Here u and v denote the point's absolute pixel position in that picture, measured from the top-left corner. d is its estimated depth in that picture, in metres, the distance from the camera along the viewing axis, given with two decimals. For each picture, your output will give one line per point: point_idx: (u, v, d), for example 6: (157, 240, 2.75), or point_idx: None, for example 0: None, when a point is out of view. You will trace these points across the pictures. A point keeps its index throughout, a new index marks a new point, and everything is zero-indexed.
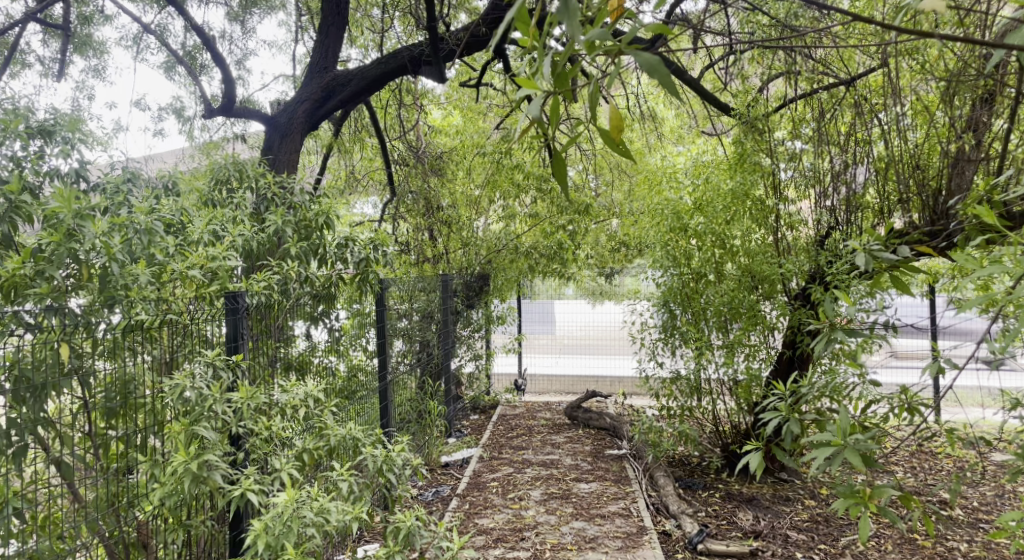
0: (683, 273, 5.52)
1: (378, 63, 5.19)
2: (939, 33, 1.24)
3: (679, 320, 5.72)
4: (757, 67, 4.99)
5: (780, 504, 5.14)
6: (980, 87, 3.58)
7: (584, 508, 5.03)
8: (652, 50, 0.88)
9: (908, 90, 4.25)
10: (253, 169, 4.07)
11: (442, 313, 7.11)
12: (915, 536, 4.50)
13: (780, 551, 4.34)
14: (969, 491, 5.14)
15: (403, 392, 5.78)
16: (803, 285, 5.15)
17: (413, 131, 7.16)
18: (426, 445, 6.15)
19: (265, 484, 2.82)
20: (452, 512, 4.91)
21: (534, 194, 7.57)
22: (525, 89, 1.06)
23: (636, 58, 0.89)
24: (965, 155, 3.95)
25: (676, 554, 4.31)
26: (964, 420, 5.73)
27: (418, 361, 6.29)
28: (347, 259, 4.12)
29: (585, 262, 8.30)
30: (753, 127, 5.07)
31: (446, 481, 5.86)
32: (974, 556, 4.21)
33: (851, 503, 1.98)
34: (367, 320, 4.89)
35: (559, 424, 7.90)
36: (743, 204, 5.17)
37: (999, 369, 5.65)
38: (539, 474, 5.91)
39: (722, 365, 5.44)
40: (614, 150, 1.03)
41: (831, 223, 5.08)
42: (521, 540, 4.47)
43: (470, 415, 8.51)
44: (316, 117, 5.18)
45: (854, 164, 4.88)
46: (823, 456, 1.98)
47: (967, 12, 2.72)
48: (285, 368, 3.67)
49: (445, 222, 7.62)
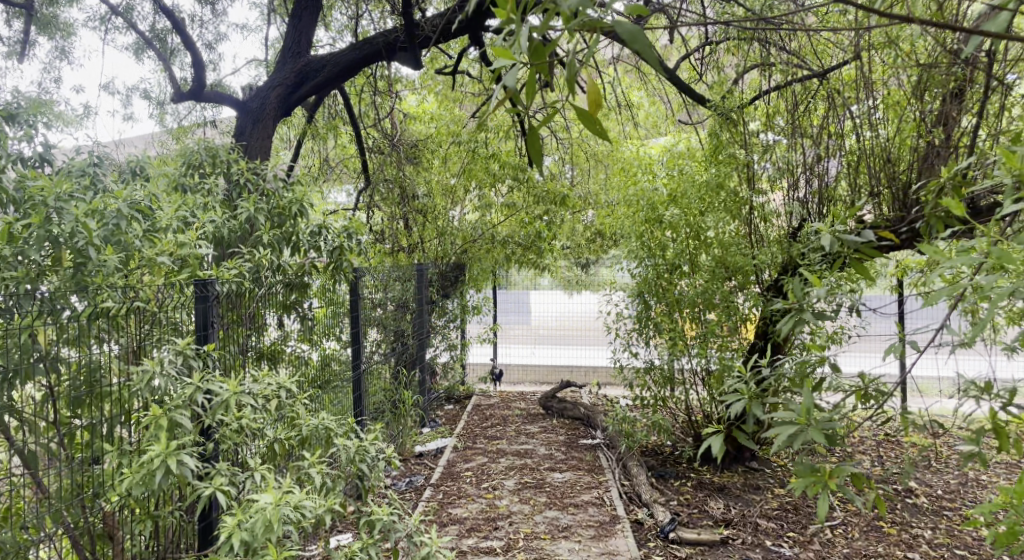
0: (658, 264, 5.51)
1: (352, 49, 5.08)
2: (920, 20, 1.29)
3: (653, 311, 5.70)
4: (732, 57, 5.04)
5: (750, 492, 5.23)
6: (951, 82, 3.75)
7: (558, 497, 5.06)
8: (634, 20, 0.89)
9: (881, 84, 4.33)
10: (226, 154, 4.02)
11: (417, 302, 7.08)
12: (882, 523, 4.60)
13: (750, 540, 4.41)
14: (934, 480, 5.27)
15: (378, 382, 5.72)
16: (775, 277, 5.23)
17: (388, 118, 7.09)
18: (399, 434, 6.15)
19: (235, 478, 2.76)
20: (426, 503, 4.90)
21: (510, 184, 7.60)
22: (502, 60, 1.06)
23: (616, 28, 0.90)
24: (936, 149, 4.04)
25: (648, 542, 4.36)
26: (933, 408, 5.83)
27: (393, 350, 6.26)
28: (321, 246, 4.10)
29: (560, 252, 8.28)
30: (728, 118, 5.06)
31: (420, 471, 5.85)
32: (938, 544, 4.32)
33: (811, 482, 1.99)
34: (341, 309, 4.84)
35: (533, 414, 7.92)
36: (717, 196, 5.24)
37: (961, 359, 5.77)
38: (513, 464, 5.94)
39: (695, 355, 5.51)
40: (591, 131, 1.01)
41: (803, 215, 5.14)
42: (494, 529, 4.48)
43: (445, 405, 8.49)
44: (289, 103, 5.08)
45: (827, 157, 4.93)
46: (788, 434, 1.92)
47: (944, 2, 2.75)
48: (257, 357, 3.61)
49: (420, 211, 7.57)
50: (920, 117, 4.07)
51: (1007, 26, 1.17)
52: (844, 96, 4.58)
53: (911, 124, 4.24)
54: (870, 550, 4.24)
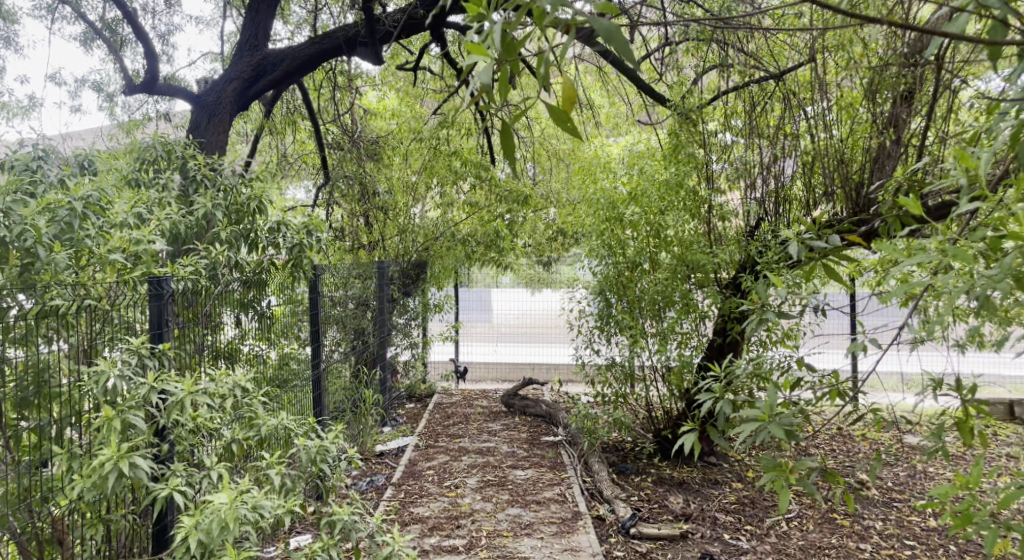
0: (619, 262, 5.56)
1: (310, 44, 5.00)
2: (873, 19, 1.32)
3: (614, 308, 5.77)
4: (691, 58, 5.13)
5: (709, 487, 5.32)
6: (901, 85, 3.90)
7: (520, 495, 5.07)
8: (611, 16, 0.90)
9: (834, 85, 4.50)
10: (181, 149, 3.89)
11: (377, 300, 7.02)
12: (835, 515, 4.73)
13: (708, 534, 4.49)
14: (884, 472, 5.44)
15: (338, 380, 5.63)
16: (734, 274, 5.33)
17: (348, 113, 6.98)
18: (360, 433, 6.07)
19: (193, 479, 2.69)
20: (387, 502, 4.86)
21: (472, 182, 7.57)
22: (474, 56, 1.06)
23: (593, 25, 0.92)
24: (887, 150, 4.23)
25: (609, 538, 4.40)
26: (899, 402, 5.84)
27: (354, 348, 6.17)
28: (280, 243, 4.04)
29: (522, 250, 8.27)
30: (687, 118, 5.13)
31: (381, 471, 5.79)
32: (888, 534, 4.46)
33: (773, 475, 2.04)
34: (299, 308, 4.74)
35: (495, 412, 7.92)
36: (677, 195, 5.27)
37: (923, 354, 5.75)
38: (475, 462, 5.93)
39: (655, 352, 5.58)
40: (564, 129, 1.01)
41: (760, 214, 5.24)
42: (457, 527, 4.47)
43: (406, 403, 8.43)
44: (246, 97, 4.96)
45: (783, 157, 5.03)
46: (750, 430, 1.96)
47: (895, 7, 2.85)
48: (214, 356, 3.51)
49: (381, 208, 7.46)
50: (872, 119, 4.25)
51: (967, 27, 1.20)
52: (799, 97, 4.70)
53: (864, 125, 4.37)
54: (824, 542, 4.36)
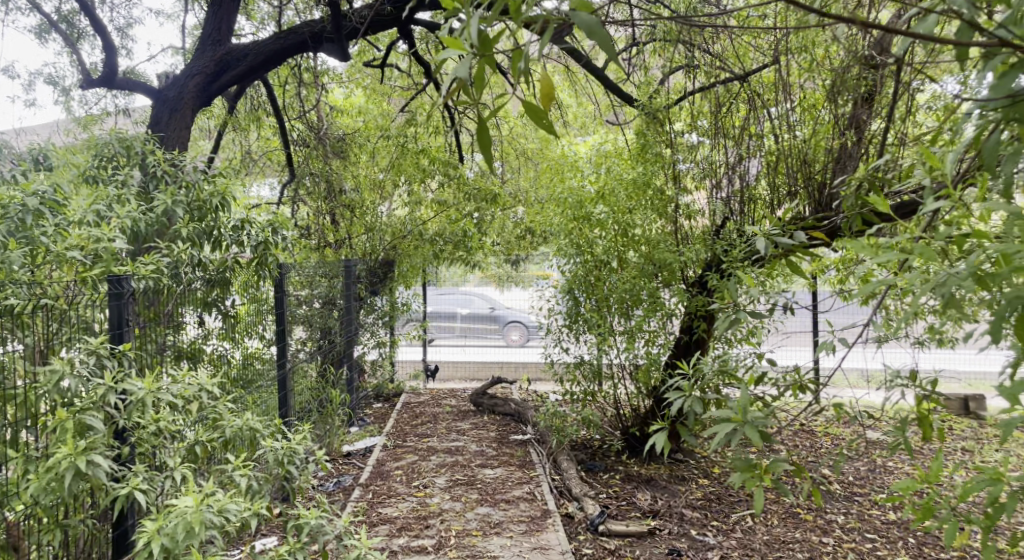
0: (587, 260, 5.62)
1: (275, 39, 4.90)
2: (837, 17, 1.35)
3: (582, 307, 5.81)
4: (658, 59, 5.19)
5: (676, 483, 5.39)
6: (862, 87, 4.00)
7: (489, 494, 5.07)
8: (593, 14, 0.95)
9: (796, 87, 4.59)
10: (141, 145, 3.78)
11: (344, 299, 6.94)
12: (799, 510, 4.83)
13: (675, 530, 4.55)
14: (845, 467, 5.58)
15: (304, 381, 5.55)
16: (700, 273, 5.37)
17: (313, 110, 6.88)
18: (327, 433, 5.98)
19: (155, 481, 2.62)
20: (355, 503, 4.80)
21: (440, 180, 7.53)
22: (450, 51, 1.06)
23: (576, 20, 0.96)
24: (847, 151, 4.32)
25: (578, 536, 4.43)
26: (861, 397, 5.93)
27: (320, 348, 6.08)
28: (244, 242, 3.95)
29: (491, 249, 8.24)
30: (654, 118, 5.18)
31: (349, 471, 5.73)
32: (850, 528, 4.58)
33: (747, 476, 2.06)
34: (264, 306, 4.65)
35: (463, 411, 7.90)
36: (644, 194, 5.36)
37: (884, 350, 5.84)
38: (444, 461, 5.90)
39: (623, 350, 5.62)
40: (538, 125, 1.00)
41: (726, 213, 5.27)
42: (426, 527, 4.44)
43: (374, 403, 8.34)
44: (208, 93, 4.84)
45: (747, 157, 5.09)
46: (724, 432, 1.97)
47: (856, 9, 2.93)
48: (176, 357, 3.42)
49: (348, 206, 7.36)
50: (833, 120, 4.34)
51: (934, 27, 1.23)
52: (763, 98, 4.78)
53: (826, 126, 4.45)
54: (788, 536, 4.45)
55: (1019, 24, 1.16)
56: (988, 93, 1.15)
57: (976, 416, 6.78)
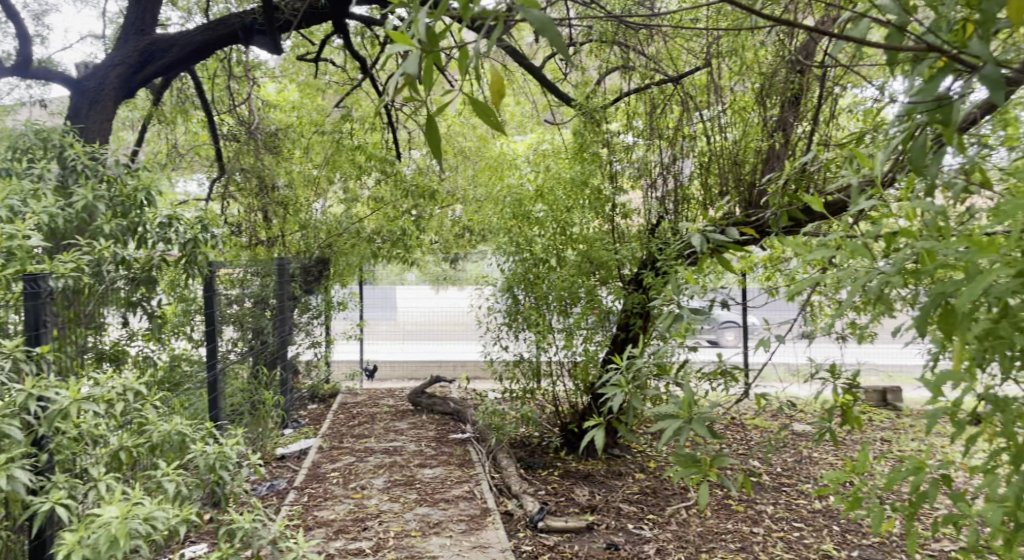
0: (526, 259, 5.68)
1: (203, 30, 4.71)
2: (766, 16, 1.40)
3: (521, 304, 5.87)
4: (594, 59, 5.24)
5: (613, 478, 5.50)
6: (789, 91, 4.27)
7: (428, 493, 5.03)
8: (542, 10, 0.96)
9: (727, 89, 4.77)
10: (59, 136, 3.57)
11: (277, 298, 6.75)
12: (730, 501, 5.00)
13: (613, 524, 4.63)
14: (774, 458, 5.82)
15: (236, 383, 5.35)
16: (636, 271, 5.42)
17: (245, 104, 6.67)
18: (260, 436, 5.80)
19: (76, 491, 2.48)
20: (289, 507, 4.68)
21: (377, 176, 7.42)
22: (397, 46, 1.03)
23: (525, 17, 0.96)
24: (776, 152, 4.50)
25: (518, 533, 4.46)
26: (789, 392, 6.18)
27: (251, 349, 5.89)
28: (172, 239, 3.78)
29: (429, 248, 8.16)
30: (592, 119, 5.20)
31: (283, 474, 5.58)
32: (778, 517, 4.78)
33: (692, 471, 2.10)
34: (192, 306, 4.46)
35: (401, 411, 7.81)
36: (581, 193, 5.42)
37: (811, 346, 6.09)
38: (382, 462, 5.83)
39: (562, 348, 5.70)
40: (485, 122, 0.99)
41: (660, 212, 5.32)
42: (363, 530, 4.37)
43: (308, 405, 8.14)
44: (131, 84, 4.60)
45: (681, 158, 5.20)
46: (672, 429, 2.00)
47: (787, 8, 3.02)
48: (97, 359, 3.25)
49: (281, 203, 7.17)
50: (762, 122, 4.54)
51: (866, 32, 1.29)
52: (696, 100, 4.94)
53: (755, 128, 4.61)
54: (720, 527, 4.61)
55: (941, 30, 1.23)
56: (915, 96, 1.20)
57: (893, 407, 7.20)
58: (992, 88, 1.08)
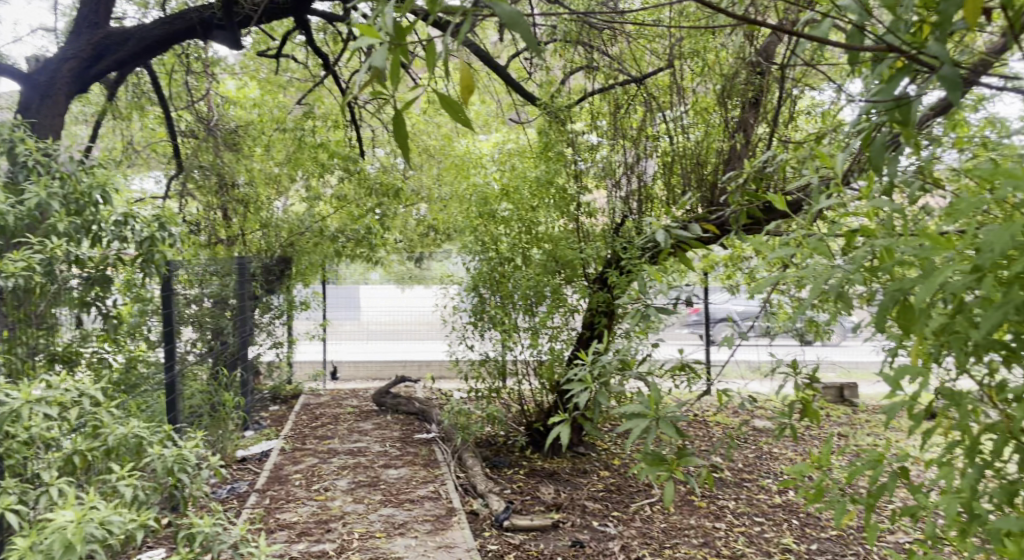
0: (491, 257, 5.69)
1: (160, 25, 4.55)
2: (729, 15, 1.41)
3: (487, 303, 5.85)
4: (558, 59, 5.25)
5: (578, 476, 5.54)
6: (749, 92, 4.35)
7: (393, 494, 4.99)
8: (512, 5, 0.95)
9: (689, 90, 4.86)
10: (7, 129, 3.44)
11: (237, 298, 6.61)
12: (692, 498, 5.08)
13: (578, 522, 4.67)
14: (735, 454, 5.93)
15: (195, 384, 5.22)
16: (600, 270, 5.43)
17: (204, 101, 6.53)
18: (220, 439, 5.68)
19: (26, 496, 2.39)
20: (250, 510, 4.60)
21: (341, 175, 7.33)
22: (364, 40, 1.00)
23: (494, 11, 0.95)
24: (737, 153, 4.58)
25: (483, 532, 4.46)
26: (749, 388, 6.32)
27: (211, 350, 5.76)
28: (128, 238, 3.66)
29: (394, 246, 8.09)
30: (556, 118, 5.20)
31: (244, 477, 5.47)
32: (739, 512, 4.87)
33: (659, 470, 2.12)
34: (149, 307, 4.34)
35: (366, 411, 7.73)
36: (547, 193, 5.44)
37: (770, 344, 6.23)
38: (346, 463, 5.76)
39: (528, 347, 5.72)
40: (453, 118, 0.98)
41: (624, 212, 5.37)
42: (326, 532, 4.31)
43: (270, 406, 8.00)
44: (85, 78, 4.45)
45: (645, 158, 5.25)
46: (639, 428, 2.00)
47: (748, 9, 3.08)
48: (48, 361, 3.30)
49: (241, 201, 7.04)
50: (723, 124, 4.61)
51: (827, 32, 1.31)
52: (658, 101, 5.02)
53: (717, 129, 4.68)
54: (683, 523, 4.68)
55: (899, 33, 1.26)
56: (875, 96, 1.22)
57: (849, 403, 7.41)
58: (950, 89, 1.11)
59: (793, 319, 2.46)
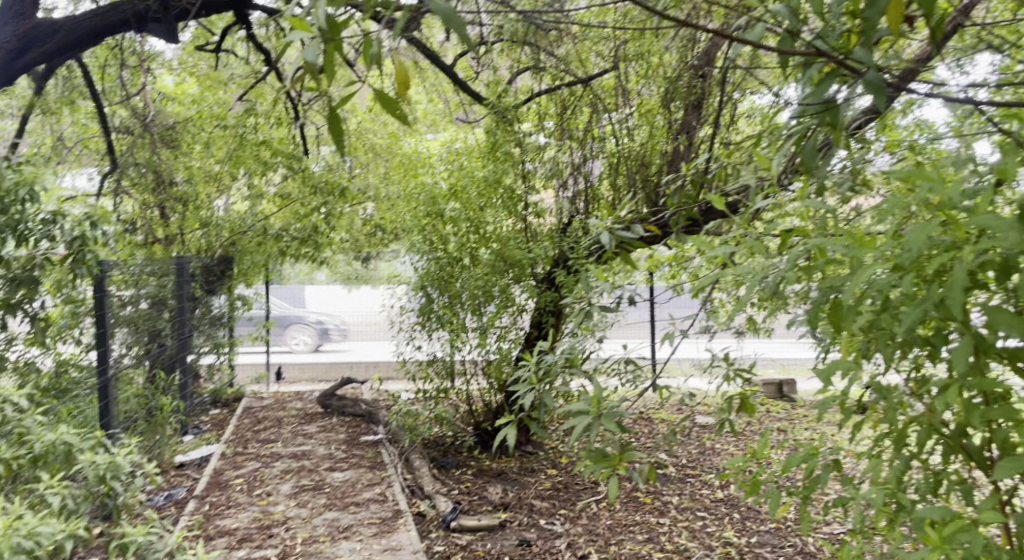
0: (440, 257, 5.63)
1: (95, 14, 4.33)
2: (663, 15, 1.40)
3: (436, 304, 5.74)
4: (505, 60, 5.27)
5: (526, 475, 5.55)
6: (692, 95, 4.50)
7: (338, 497, 4.90)
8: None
9: (634, 93, 4.90)
10: None
11: (176, 299, 6.38)
12: (637, 494, 5.15)
13: (525, 521, 4.68)
14: (680, 451, 6.06)
15: (130, 389, 5.00)
16: (549, 270, 5.46)
17: (140, 96, 6.30)
18: (157, 444, 5.46)
19: None
20: (188, 516, 4.44)
21: (284, 173, 7.16)
22: (295, 33, 0.95)
23: (431, 4, 0.92)
24: (680, 155, 4.68)
25: (430, 534, 4.42)
26: (690, 384, 6.51)
27: (147, 353, 5.54)
28: (57, 238, 3.51)
29: (340, 246, 7.95)
30: (504, 118, 5.18)
31: (182, 483, 5.28)
32: (683, 507, 4.97)
33: (602, 467, 2.13)
34: (80, 309, 4.15)
35: (311, 414, 7.56)
36: (494, 192, 5.45)
37: (711, 341, 6.40)
38: (289, 467, 5.61)
39: (476, 346, 5.71)
40: (391, 117, 0.93)
41: (571, 212, 5.42)
42: (268, 537, 4.20)
43: (211, 410, 7.75)
44: (10, 70, 4.13)
45: (591, 159, 5.30)
46: (582, 425, 2.01)
47: (688, 13, 3.16)
48: None
49: (180, 199, 6.91)
50: (666, 126, 4.71)
51: (760, 36, 1.33)
52: (604, 103, 5.02)
53: (662, 131, 4.74)
54: (628, 519, 4.74)
55: (829, 38, 1.30)
56: (805, 100, 1.24)
57: (788, 399, 7.66)
58: (874, 94, 1.14)
59: (733, 317, 2.52)
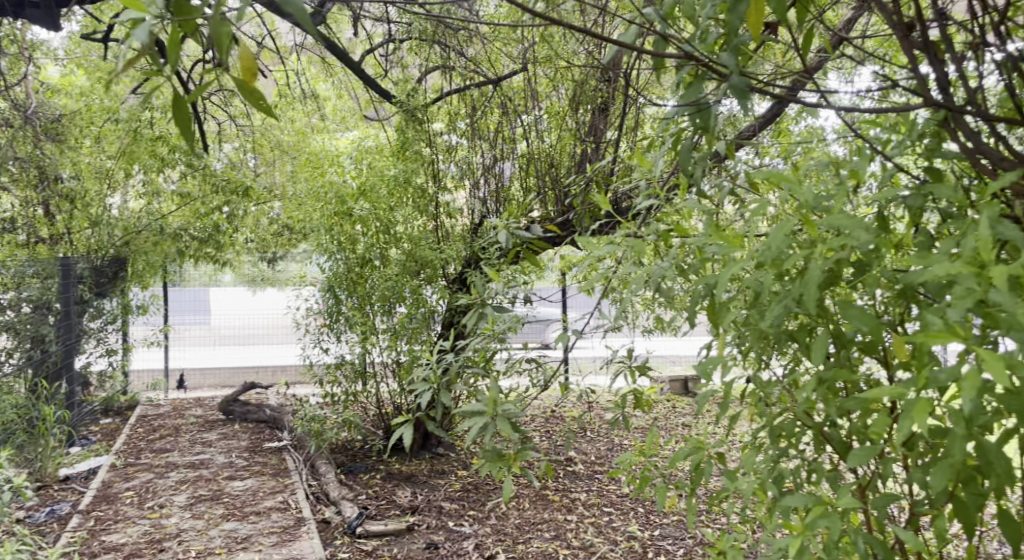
0: (348, 258, 5.57)
1: None
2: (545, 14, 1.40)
3: (344, 305, 5.74)
4: (415, 57, 5.27)
5: (436, 477, 5.50)
6: (598, 98, 4.48)
7: (237, 507, 4.67)
8: None
9: (545, 96, 4.93)
10: None
11: (62, 304, 5.85)
12: (547, 493, 5.21)
13: (434, 523, 4.63)
14: (589, 448, 6.19)
15: (8, 399, 4.58)
16: (460, 270, 5.43)
17: (20, 84, 5.84)
18: (36, 458, 5.02)
19: None
20: (70, 534, 4.10)
21: (183, 169, 6.82)
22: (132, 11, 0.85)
23: None
24: (588, 156, 4.68)
25: (333, 541, 4.30)
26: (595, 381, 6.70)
27: (27, 360, 5.10)
28: None
29: (243, 246, 7.63)
30: (413, 117, 5.19)
31: (66, 498, 4.87)
32: (590, 503, 5.07)
33: (500, 466, 2.13)
34: None
35: (211, 421, 7.17)
36: (405, 191, 5.37)
37: (614, 340, 6.60)
38: (185, 477, 5.30)
39: (386, 348, 5.60)
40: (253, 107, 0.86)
41: (482, 212, 5.44)
42: (159, 552, 3.94)
43: (100, 420, 7.20)
44: None
45: (502, 160, 5.29)
46: (478, 426, 2.01)
47: (592, 20, 3.24)
48: None
49: (65, 196, 6.43)
50: (575, 128, 4.68)
51: (636, 38, 1.36)
52: (515, 105, 5.07)
53: (570, 133, 4.73)
54: (536, 517, 4.79)
55: (703, 42, 1.34)
56: (678, 101, 1.27)
57: (692, 394, 7.99)
58: (738, 96, 1.19)
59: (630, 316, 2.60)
